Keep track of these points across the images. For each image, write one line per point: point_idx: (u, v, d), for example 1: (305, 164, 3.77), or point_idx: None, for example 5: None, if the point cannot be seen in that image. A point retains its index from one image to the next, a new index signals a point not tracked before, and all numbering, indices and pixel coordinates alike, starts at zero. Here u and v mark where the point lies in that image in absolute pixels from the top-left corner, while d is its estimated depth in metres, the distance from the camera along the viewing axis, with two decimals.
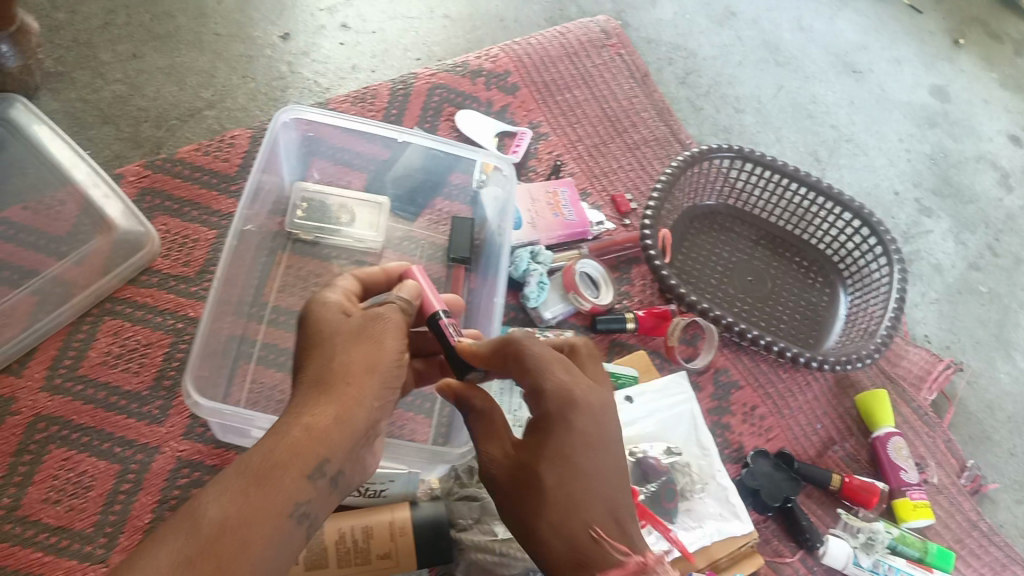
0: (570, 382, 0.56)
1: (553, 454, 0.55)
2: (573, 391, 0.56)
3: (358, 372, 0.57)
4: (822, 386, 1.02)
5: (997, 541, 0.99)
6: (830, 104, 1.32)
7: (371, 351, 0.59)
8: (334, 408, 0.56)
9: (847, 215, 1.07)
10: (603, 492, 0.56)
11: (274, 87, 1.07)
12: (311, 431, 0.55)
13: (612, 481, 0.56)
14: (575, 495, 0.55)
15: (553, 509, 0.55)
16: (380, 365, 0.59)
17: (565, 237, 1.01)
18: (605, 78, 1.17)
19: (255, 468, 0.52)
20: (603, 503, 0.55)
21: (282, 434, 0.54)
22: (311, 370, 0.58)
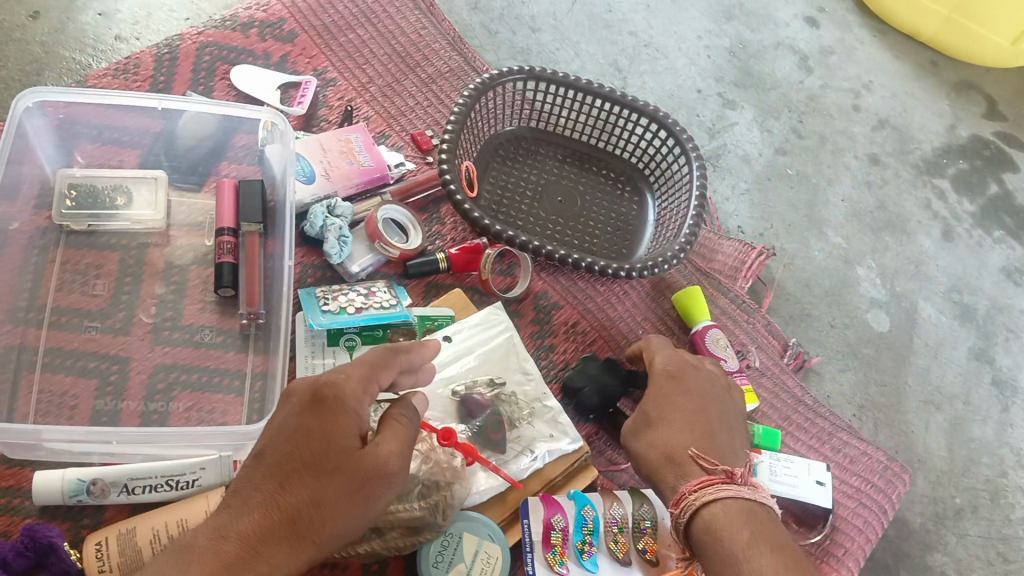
0: (672, 356, 0.85)
1: (652, 389, 0.82)
2: (677, 360, 0.84)
3: (333, 517, 0.60)
4: (640, 292, 1.03)
5: (821, 412, 1.04)
6: (626, 10, 1.31)
7: (356, 510, 0.61)
8: (292, 556, 0.58)
9: (644, 120, 1.07)
10: (700, 424, 0.77)
11: (27, 73, 0.99)
12: (274, 570, 0.56)
13: (711, 420, 0.78)
14: (674, 421, 0.77)
15: (655, 428, 0.78)
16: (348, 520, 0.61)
17: (365, 184, 0.98)
18: (388, 13, 1.13)
19: None
20: (692, 434, 0.76)
21: (240, 570, 0.55)
22: (302, 492, 0.59)
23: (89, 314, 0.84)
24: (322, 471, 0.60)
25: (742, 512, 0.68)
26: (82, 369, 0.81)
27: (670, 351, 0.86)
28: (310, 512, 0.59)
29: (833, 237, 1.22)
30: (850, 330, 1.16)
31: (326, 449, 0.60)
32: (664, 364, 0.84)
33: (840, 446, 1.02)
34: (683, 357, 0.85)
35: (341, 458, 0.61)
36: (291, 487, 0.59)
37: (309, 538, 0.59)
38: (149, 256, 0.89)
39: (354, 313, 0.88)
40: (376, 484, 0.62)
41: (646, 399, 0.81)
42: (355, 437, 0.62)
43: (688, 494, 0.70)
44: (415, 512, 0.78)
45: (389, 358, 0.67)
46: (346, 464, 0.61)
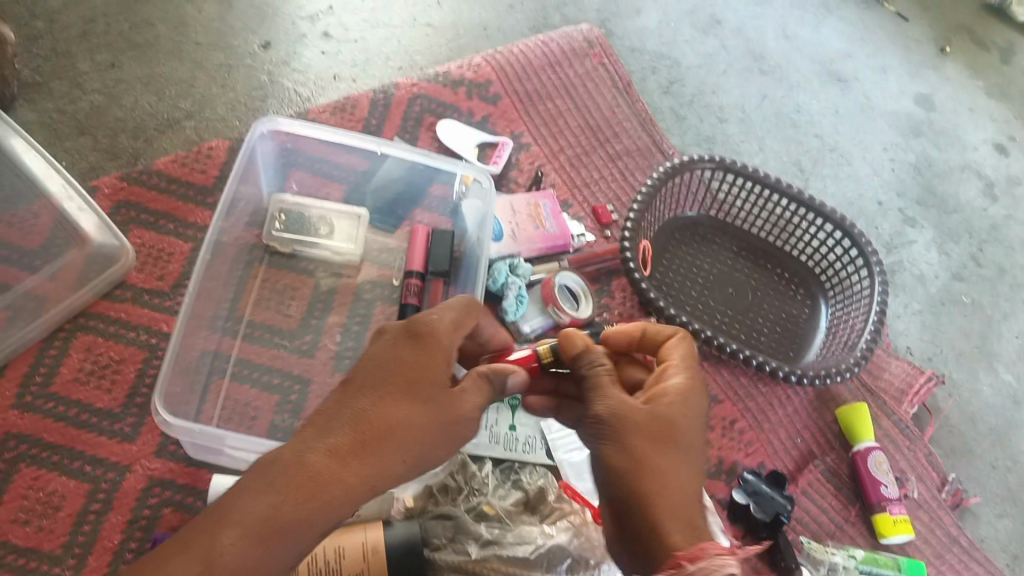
0: (691, 368, 0.63)
1: (672, 410, 0.59)
2: (690, 375, 0.62)
3: (417, 441, 0.56)
4: (803, 399, 1.02)
5: (977, 556, 0.99)
6: (814, 112, 1.31)
7: (441, 440, 0.57)
8: (377, 472, 0.54)
9: (829, 226, 1.06)
10: (691, 467, 0.58)
11: (253, 97, 1.06)
12: (361, 485, 0.53)
13: (701, 458, 0.60)
14: (682, 466, 0.58)
15: (650, 465, 0.57)
16: (433, 452, 0.57)
17: (546, 249, 1.00)
18: (587, 87, 1.16)
19: (282, 521, 0.50)
20: (689, 485, 0.57)
21: (323, 486, 0.52)
22: (393, 414, 0.55)
23: (280, 332, 0.89)
24: (408, 393, 0.56)
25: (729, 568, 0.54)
26: (265, 384, 0.85)
27: (681, 353, 0.64)
28: (397, 433, 0.55)
29: (1004, 373, 1.17)
30: (1013, 476, 1.10)
31: (421, 378, 0.57)
32: (683, 385, 0.61)
33: None
34: (689, 370, 0.63)
35: (433, 387, 0.58)
36: (380, 402, 0.56)
37: (397, 457, 0.55)
38: (339, 286, 0.93)
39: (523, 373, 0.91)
40: (459, 416, 0.58)
41: (633, 404, 0.59)
42: (442, 372, 0.59)
43: (712, 552, 0.53)
44: None
45: (462, 305, 0.64)
46: (428, 390, 0.57)
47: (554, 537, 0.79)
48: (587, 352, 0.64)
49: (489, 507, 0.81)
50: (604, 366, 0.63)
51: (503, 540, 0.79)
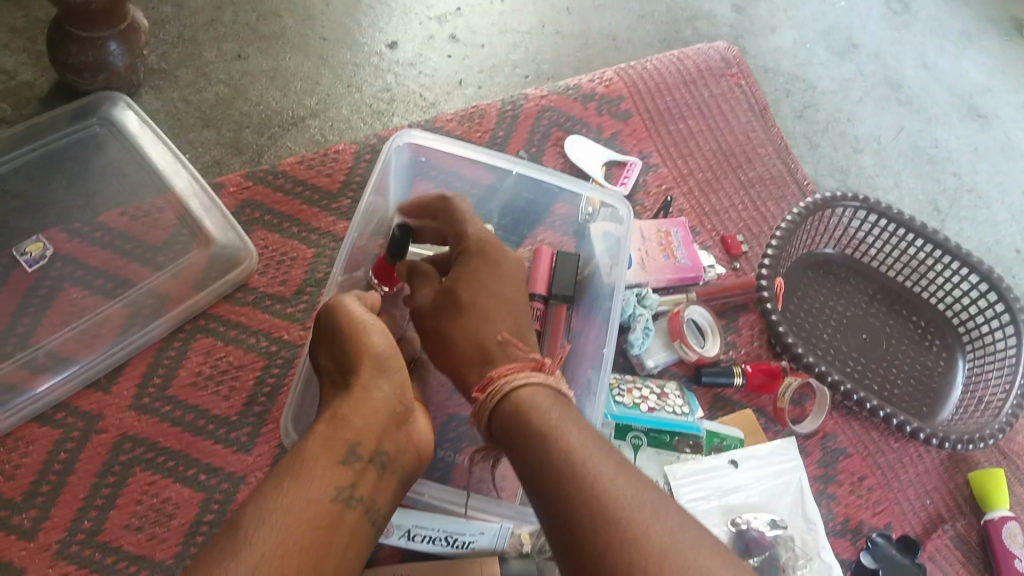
0: (478, 232, 0.78)
1: (456, 279, 0.76)
2: (468, 239, 0.78)
3: (375, 376, 0.67)
4: (934, 459, 0.95)
5: None
6: (952, 149, 1.24)
7: (378, 357, 0.68)
8: (353, 398, 0.65)
9: (974, 277, 1.00)
10: (494, 305, 0.73)
11: (380, 99, 1.03)
12: (330, 448, 0.62)
13: (504, 297, 0.74)
14: (488, 308, 0.73)
15: (466, 317, 0.73)
16: (378, 387, 0.67)
17: (677, 281, 0.95)
18: (721, 109, 1.11)
19: (290, 472, 0.60)
20: (494, 316, 0.73)
21: (327, 440, 0.62)
22: (336, 359, 0.69)
23: None
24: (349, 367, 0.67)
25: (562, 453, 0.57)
26: None
27: (466, 220, 0.79)
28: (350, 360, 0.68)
29: None
30: None
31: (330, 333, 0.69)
32: (475, 259, 0.76)
33: None
34: (477, 231, 0.79)
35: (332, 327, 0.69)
36: (325, 358, 0.70)
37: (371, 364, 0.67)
38: None
39: (646, 412, 0.86)
40: (375, 358, 0.67)
41: (435, 300, 0.76)
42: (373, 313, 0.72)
43: (495, 380, 0.66)
44: None
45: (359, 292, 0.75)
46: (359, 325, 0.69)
47: None
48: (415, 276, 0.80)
49: None
50: (419, 273, 0.80)
51: None
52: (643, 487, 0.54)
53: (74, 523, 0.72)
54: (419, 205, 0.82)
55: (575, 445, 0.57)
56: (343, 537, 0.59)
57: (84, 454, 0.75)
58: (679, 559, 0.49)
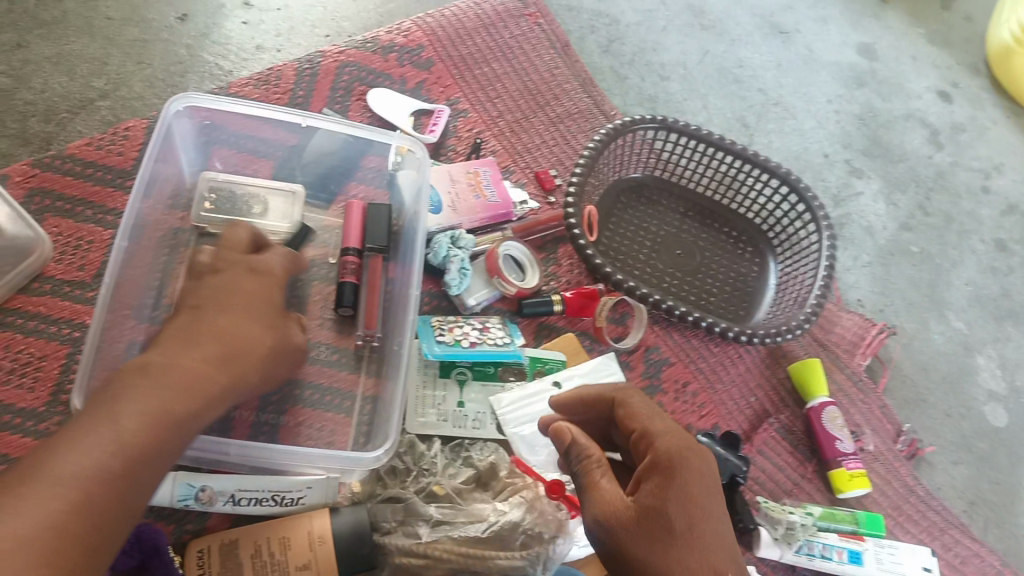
0: (667, 427, 0.62)
1: (656, 495, 0.57)
2: (660, 450, 0.59)
3: (258, 363, 0.68)
4: (754, 358, 1.01)
5: (933, 505, 0.99)
6: (756, 67, 1.31)
7: (281, 357, 0.73)
8: (242, 369, 0.66)
9: (775, 181, 1.04)
10: (711, 536, 0.55)
11: (172, 73, 1.01)
12: (221, 390, 0.62)
13: (719, 523, 0.57)
14: (722, 531, 0.56)
15: (682, 546, 0.55)
16: (252, 372, 0.67)
17: (489, 219, 0.97)
18: (524, 50, 1.13)
19: (190, 377, 0.60)
20: (726, 539, 0.56)
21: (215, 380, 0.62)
22: (250, 326, 0.69)
23: None
24: (226, 356, 0.64)
25: (706, 558, 0.54)
26: None
27: (655, 412, 0.64)
28: (264, 340, 0.70)
29: (954, 321, 1.18)
30: (966, 422, 1.11)
31: (259, 304, 0.72)
32: (668, 443, 0.59)
33: (951, 543, 0.97)
34: (664, 427, 0.61)
35: (268, 315, 0.72)
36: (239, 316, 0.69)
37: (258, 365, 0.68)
38: None
39: (468, 347, 0.87)
40: (284, 355, 0.73)
41: (622, 509, 0.57)
42: (272, 313, 0.73)
43: None
44: (518, 560, 0.75)
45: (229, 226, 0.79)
46: (272, 319, 0.73)
47: (507, 514, 0.77)
48: (573, 444, 0.63)
49: (438, 487, 0.78)
50: (590, 458, 0.61)
51: (455, 521, 0.76)
52: None
53: None
54: (590, 394, 0.69)
55: None
56: (124, 515, 0.51)
57: None
58: None
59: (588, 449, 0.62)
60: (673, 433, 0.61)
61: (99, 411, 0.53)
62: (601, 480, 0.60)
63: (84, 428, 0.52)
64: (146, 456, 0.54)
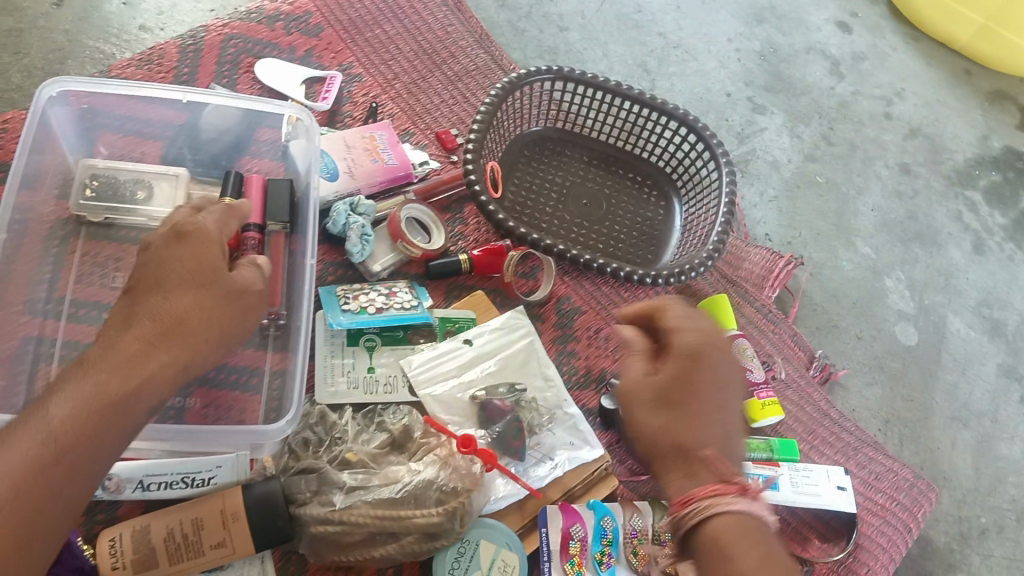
0: (683, 317, 0.68)
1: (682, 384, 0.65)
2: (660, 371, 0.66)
3: (213, 327, 0.62)
4: (664, 299, 1.02)
5: (847, 425, 1.02)
6: (656, 11, 1.31)
7: (238, 317, 0.65)
8: (185, 348, 0.60)
9: (674, 124, 1.05)
10: (703, 412, 0.64)
11: (50, 60, 0.98)
12: (160, 375, 0.57)
13: (719, 402, 0.65)
14: (716, 413, 0.65)
15: (680, 417, 0.64)
16: (206, 339, 0.62)
17: (388, 182, 0.96)
18: (416, 11, 1.12)
19: (118, 367, 0.55)
20: (721, 413, 0.65)
21: (150, 364, 0.57)
22: (187, 298, 0.61)
23: (106, 307, 0.83)
24: (163, 335, 0.59)
25: (703, 425, 0.64)
26: None
27: (695, 316, 0.69)
28: (208, 310, 0.62)
29: (862, 247, 1.20)
30: (878, 343, 1.14)
31: (201, 268, 0.64)
32: (682, 335, 0.66)
33: (866, 462, 0.99)
34: (688, 321, 0.67)
35: (214, 276, 0.64)
36: (174, 290, 0.61)
37: (205, 337, 0.62)
38: None
39: (375, 314, 0.88)
40: (251, 312, 0.66)
41: (641, 379, 0.66)
42: (219, 268, 0.65)
43: (697, 499, 0.62)
44: (436, 517, 0.76)
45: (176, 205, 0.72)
46: (217, 279, 0.64)
47: (422, 473, 0.78)
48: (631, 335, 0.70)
49: (352, 454, 0.79)
50: (630, 345, 0.69)
51: (370, 484, 0.77)
52: (741, 525, 0.61)
53: None
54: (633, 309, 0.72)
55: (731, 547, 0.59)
56: (62, 505, 0.50)
57: None
58: (736, 532, 0.60)
59: (628, 336, 0.70)
60: (712, 333, 0.67)
61: (26, 411, 0.52)
62: (642, 364, 0.68)
63: (9, 433, 0.50)
64: (70, 458, 0.51)
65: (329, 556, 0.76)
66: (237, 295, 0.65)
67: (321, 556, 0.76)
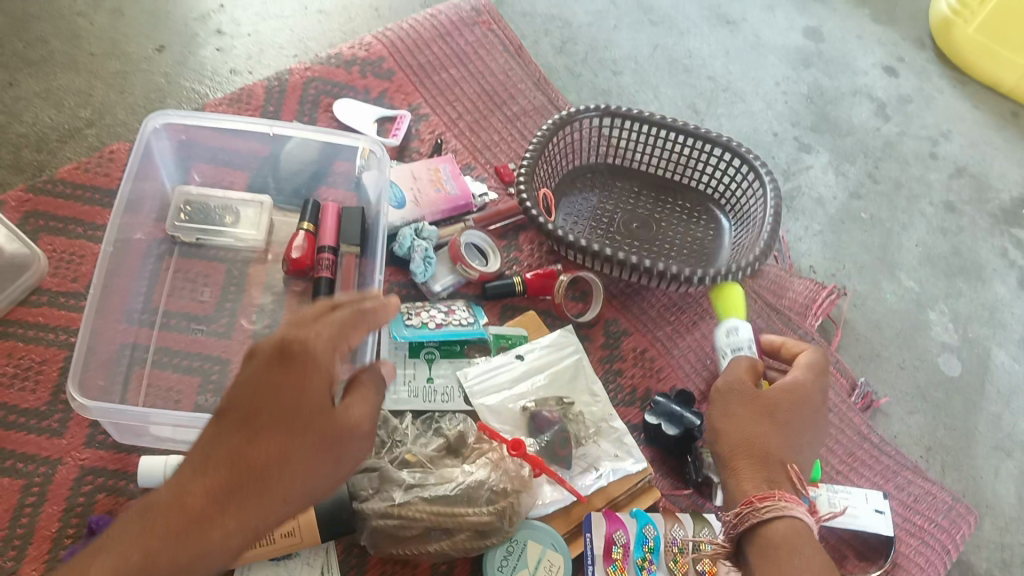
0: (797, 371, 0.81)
1: (726, 416, 0.78)
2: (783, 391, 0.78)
3: (295, 481, 0.56)
4: (709, 324, 1.07)
5: (886, 449, 1.05)
6: (706, 56, 1.38)
7: (327, 466, 0.58)
8: (259, 509, 0.54)
9: (718, 150, 1.11)
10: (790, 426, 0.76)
11: (152, 100, 1.09)
12: (224, 543, 0.52)
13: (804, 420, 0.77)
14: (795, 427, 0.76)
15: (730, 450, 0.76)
16: (287, 496, 0.55)
17: (450, 211, 1.04)
18: (479, 55, 1.21)
19: (173, 533, 0.51)
20: (800, 430, 0.77)
21: (208, 529, 0.52)
22: (271, 448, 0.54)
23: (196, 318, 0.93)
24: (237, 491, 0.53)
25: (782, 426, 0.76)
26: (185, 368, 0.89)
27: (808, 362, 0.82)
28: (294, 462, 0.55)
29: (906, 280, 1.24)
30: (921, 373, 1.17)
31: (297, 407, 0.55)
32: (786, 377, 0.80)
33: (904, 484, 1.03)
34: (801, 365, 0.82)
35: (314, 417, 0.56)
36: (261, 435, 0.54)
37: (281, 492, 0.55)
38: (252, 268, 0.97)
39: (435, 328, 0.95)
40: (346, 455, 0.59)
41: (758, 400, 0.77)
42: (321, 407, 0.57)
43: (761, 507, 0.70)
44: (487, 517, 0.82)
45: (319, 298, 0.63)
46: (312, 422, 0.56)
47: (474, 474, 0.84)
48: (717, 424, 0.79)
49: (410, 456, 0.85)
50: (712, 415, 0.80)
51: (426, 483, 0.84)
52: (796, 530, 0.70)
53: None
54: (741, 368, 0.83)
55: (771, 542, 0.70)
56: None
57: None
58: (797, 538, 0.70)
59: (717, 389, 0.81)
60: (813, 385, 0.80)
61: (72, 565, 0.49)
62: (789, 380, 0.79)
63: None
64: None
65: (387, 548, 0.83)
66: (335, 445, 0.58)
67: (380, 548, 0.83)
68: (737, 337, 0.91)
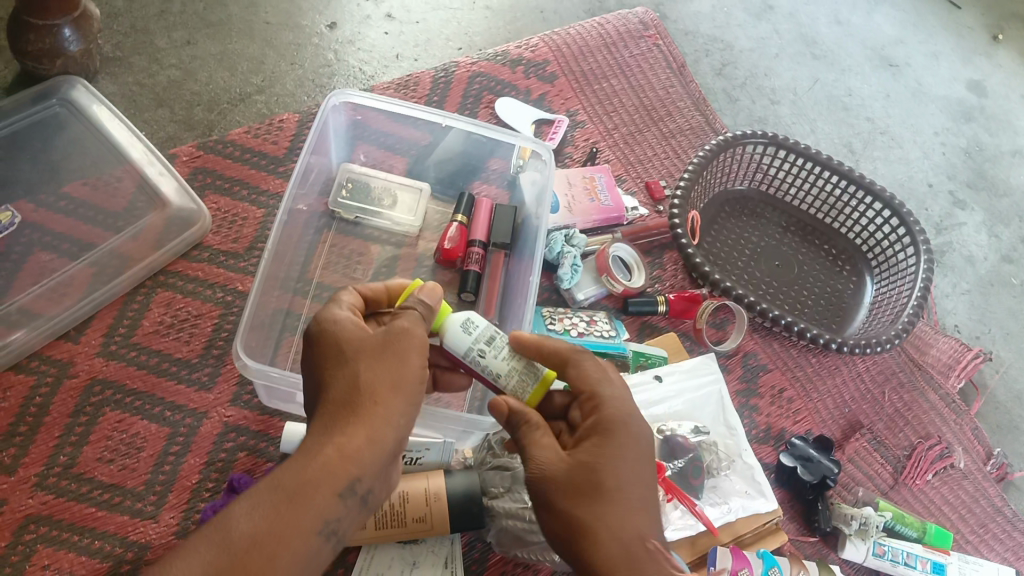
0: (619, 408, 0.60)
1: (592, 510, 0.57)
2: (563, 471, 0.59)
3: (382, 390, 0.56)
4: (850, 371, 1.04)
5: (1021, 526, 1.00)
6: (865, 97, 1.34)
7: (402, 369, 0.57)
8: (363, 428, 0.55)
9: (878, 205, 1.08)
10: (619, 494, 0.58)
11: (321, 74, 1.11)
12: (339, 461, 0.53)
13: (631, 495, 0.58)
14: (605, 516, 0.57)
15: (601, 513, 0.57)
16: (380, 405, 0.56)
17: (601, 222, 1.03)
18: (642, 68, 1.20)
19: (290, 478, 0.53)
20: (631, 508, 0.58)
21: (323, 455, 0.54)
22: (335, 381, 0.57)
23: None
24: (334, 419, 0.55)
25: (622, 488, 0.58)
26: None
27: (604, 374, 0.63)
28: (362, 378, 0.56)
29: None
30: None
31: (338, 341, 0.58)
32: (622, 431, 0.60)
33: None
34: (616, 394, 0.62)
35: (356, 341, 0.58)
36: (332, 382, 0.57)
37: (368, 402, 0.56)
38: (401, 252, 0.98)
39: (576, 336, 0.94)
40: (412, 352, 0.58)
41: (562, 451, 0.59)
42: (364, 332, 0.59)
43: None
44: None
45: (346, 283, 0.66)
46: (356, 344, 0.58)
47: None
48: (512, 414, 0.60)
49: None
50: (528, 423, 0.60)
51: None
52: None
53: (51, 457, 0.78)
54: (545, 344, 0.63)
55: None
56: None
57: (58, 397, 0.81)
58: None
59: (527, 415, 0.60)
60: (632, 438, 0.60)
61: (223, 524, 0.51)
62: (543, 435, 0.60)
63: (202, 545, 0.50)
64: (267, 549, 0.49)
65: (513, 549, 0.82)
66: (400, 350, 0.57)
67: (506, 548, 0.83)
68: (479, 332, 0.62)
